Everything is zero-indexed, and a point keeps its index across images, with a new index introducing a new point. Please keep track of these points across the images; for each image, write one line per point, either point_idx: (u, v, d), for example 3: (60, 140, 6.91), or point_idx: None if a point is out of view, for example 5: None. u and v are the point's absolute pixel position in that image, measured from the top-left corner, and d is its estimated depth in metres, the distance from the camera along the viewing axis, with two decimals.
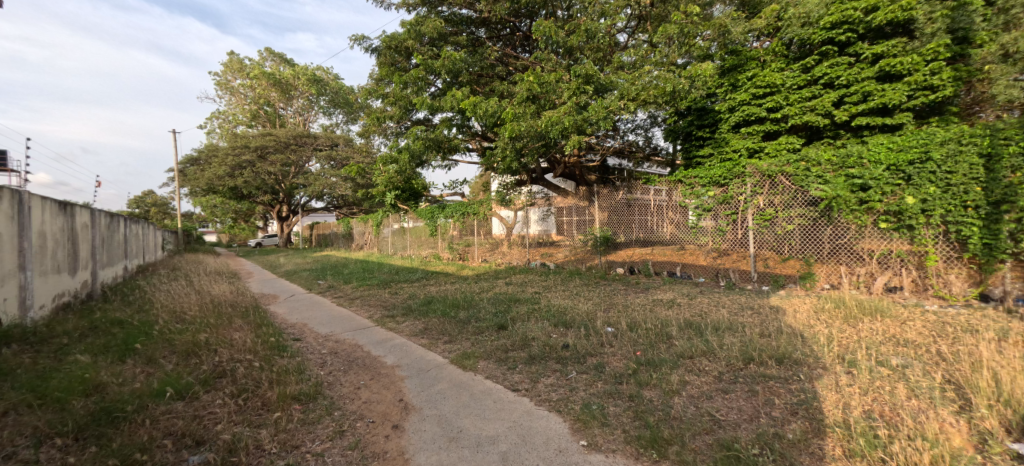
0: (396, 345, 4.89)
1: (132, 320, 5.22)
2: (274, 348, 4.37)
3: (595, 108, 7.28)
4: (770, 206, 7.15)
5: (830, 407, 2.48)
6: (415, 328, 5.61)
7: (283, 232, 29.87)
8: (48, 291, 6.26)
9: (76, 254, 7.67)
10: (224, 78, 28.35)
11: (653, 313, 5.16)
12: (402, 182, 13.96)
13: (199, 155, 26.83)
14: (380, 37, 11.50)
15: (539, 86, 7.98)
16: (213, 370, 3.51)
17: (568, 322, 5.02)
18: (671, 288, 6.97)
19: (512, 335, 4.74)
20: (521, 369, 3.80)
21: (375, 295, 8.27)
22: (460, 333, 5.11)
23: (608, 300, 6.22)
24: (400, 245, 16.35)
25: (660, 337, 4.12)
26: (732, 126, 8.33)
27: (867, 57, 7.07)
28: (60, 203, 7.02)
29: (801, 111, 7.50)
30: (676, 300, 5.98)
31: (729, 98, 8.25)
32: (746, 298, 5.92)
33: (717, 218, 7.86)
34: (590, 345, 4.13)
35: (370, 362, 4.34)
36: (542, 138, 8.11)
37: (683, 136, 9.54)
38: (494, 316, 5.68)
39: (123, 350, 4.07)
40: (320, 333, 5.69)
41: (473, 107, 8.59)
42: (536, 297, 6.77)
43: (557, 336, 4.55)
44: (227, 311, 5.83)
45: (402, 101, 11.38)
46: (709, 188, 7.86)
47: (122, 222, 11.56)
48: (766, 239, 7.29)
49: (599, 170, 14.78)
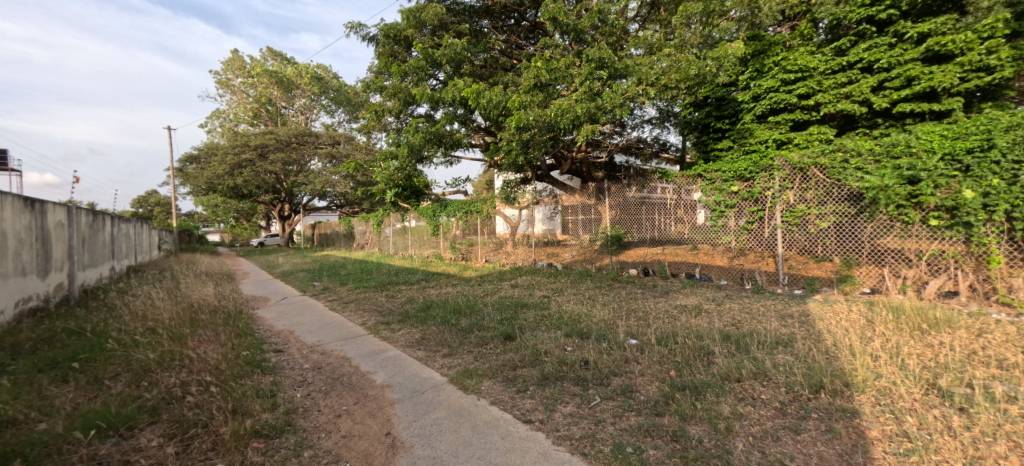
0: (388, 358, 4.30)
1: (93, 330, 4.65)
2: (245, 366, 3.80)
3: (611, 95, 6.65)
4: (802, 202, 6.49)
5: (955, 464, 1.87)
6: (412, 338, 5.00)
7: (284, 232, 29.41)
8: (6, 296, 5.75)
9: (46, 256, 7.15)
10: (225, 76, 27.89)
11: (681, 323, 4.54)
12: (403, 180, 13.39)
13: (198, 153, 26.38)
14: (378, 26, 10.91)
15: (548, 73, 7.34)
16: (162, 400, 2.94)
17: (584, 333, 4.41)
18: (693, 292, 6.34)
19: (520, 348, 4.13)
20: (532, 392, 3.19)
21: (370, 299, 7.68)
22: (461, 345, 4.51)
23: (626, 306, 5.62)
24: (401, 245, 15.82)
25: (696, 352, 3.50)
26: (757, 115, 7.65)
27: (910, 36, 6.50)
28: (24, 200, 6.49)
29: (835, 99, 6.86)
30: (702, 307, 5.34)
31: (754, 85, 7.59)
32: (780, 304, 5.29)
33: (740, 216, 7.18)
34: (613, 362, 3.52)
35: (357, 380, 3.75)
36: (551, 130, 7.49)
37: (700, 129, 8.90)
38: (499, 324, 5.07)
39: (67, 370, 3.51)
40: (306, 343, 5.10)
41: (476, 97, 8.01)
42: (545, 302, 6.15)
43: (573, 350, 3.94)
44: (203, 319, 5.26)
45: (401, 93, 10.79)
46: (732, 183, 7.14)
47: (108, 222, 11.12)
48: (796, 239, 6.66)
49: (606, 168, 14.25)
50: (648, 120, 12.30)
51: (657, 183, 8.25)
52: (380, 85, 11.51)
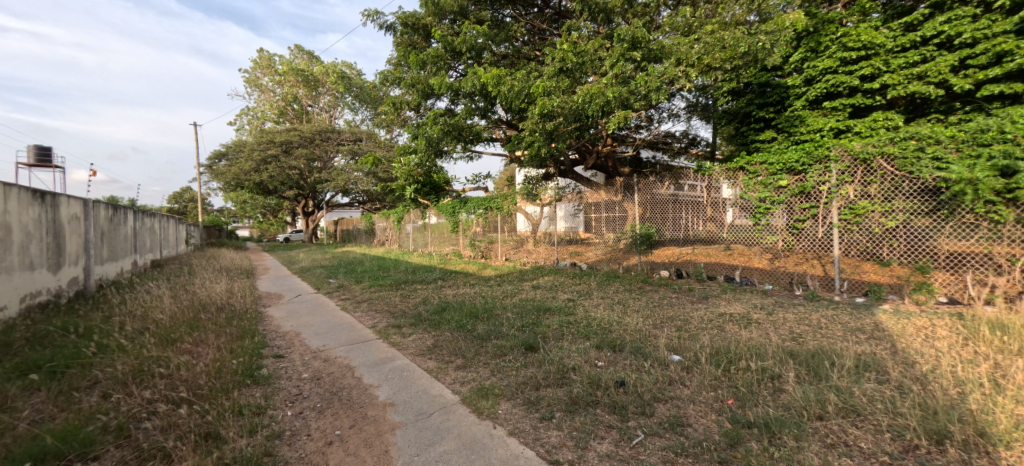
0: (395, 369, 3.81)
1: (86, 331, 4.37)
2: (234, 376, 3.39)
3: (645, 78, 5.98)
4: (864, 198, 5.71)
5: None
6: (423, 345, 4.52)
7: (307, 228, 29.63)
8: (10, 290, 5.58)
9: (59, 249, 7.03)
10: (252, 74, 28.18)
11: (730, 336, 3.93)
12: (422, 176, 13.00)
13: (225, 149, 26.78)
14: (397, 14, 10.50)
15: (576, 56, 6.72)
16: (128, 422, 2.55)
17: (617, 345, 3.84)
18: (736, 297, 5.66)
19: (543, 362, 3.59)
20: (559, 421, 2.67)
21: (384, 299, 7.26)
22: (477, 355, 4.00)
23: (663, 313, 5.01)
24: (421, 242, 15.49)
25: (758, 374, 2.89)
26: (810, 101, 6.92)
27: (1001, 6, 5.66)
28: (34, 191, 6.34)
29: (905, 80, 6.07)
30: (751, 317, 4.66)
31: (807, 67, 6.85)
32: (844, 315, 4.58)
33: (789, 213, 6.44)
34: (656, 384, 2.95)
35: (357, 395, 3.29)
36: (578, 119, 6.92)
37: (739, 118, 8.17)
38: (519, 331, 4.54)
39: (42, 377, 3.19)
40: (310, 347, 4.70)
41: (497, 82, 7.48)
42: (570, 306, 5.59)
43: (606, 366, 3.39)
44: (202, 320, 4.91)
45: (420, 85, 10.34)
46: (781, 176, 6.40)
47: (131, 216, 11.14)
48: (855, 240, 5.91)
49: (631, 164, 13.60)
50: (678, 113, 11.57)
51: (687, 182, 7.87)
52: (399, 76, 11.11)
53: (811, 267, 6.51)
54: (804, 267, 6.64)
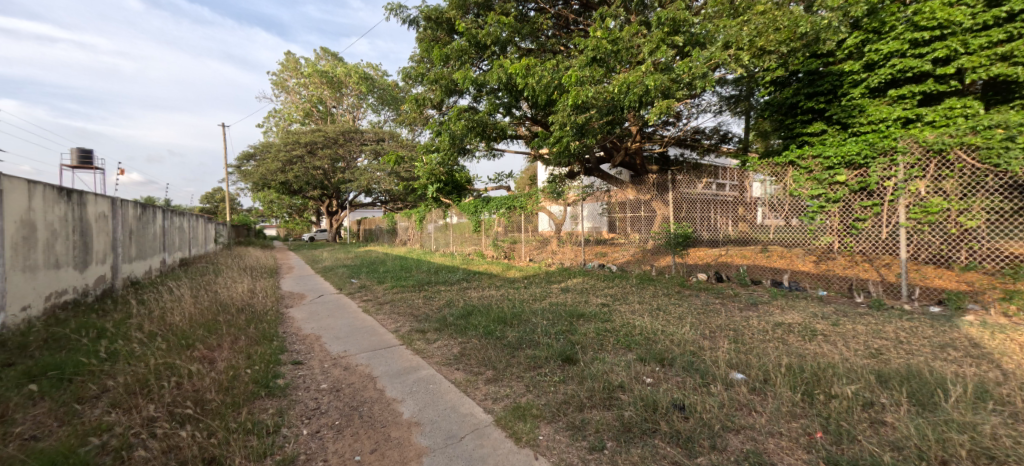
0: (420, 381, 3.48)
1: (101, 335, 4.20)
2: (247, 387, 3.12)
3: (690, 63, 5.54)
4: (938, 195, 5.07)
5: None
6: (449, 353, 4.19)
7: (331, 227, 29.88)
8: (35, 290, 5.52)
9: (86, 247, 7.02)
10: (278, 76, 28.59)
11: (795, 350, 3.44)
12: (444, 175, 12.71)
13: (252, 150, 27.26)
14: (421, 9, 10.24)
15: (610, 44, 6.28)
16: (128, 443, 2.29)
17: (665, 358, 3.41)
18: (791, 304, 5.12)
19: (584, 378, 3.19)
20: (611, 453, 2.28)
21: (406, 301, 6.97)
22: (509, 366, 3.64)
23: (711, 322, 4.53)
24: (443, 242, 15.25)
25: (847, 401, 2.44)
26: (871, 89, 6.35)
27: None
28: (60, 189, 6.30)
29: (987, 62, 5.50)
30: (814, 327, 4.13)
31: (868, 50, 6.28)
32: (925, 327, 3.99)
33: (847, 212, 5.82)
34: (722, 409, 2.52)
35: (380, 412, 2.96)
36: (612, 111, 6.49)
37: (784, 109, 7.57)
38: (554, 339, 4.15)
39: (47, 387, 2.99)
40: (330, 353, 4.43)
41: (525, 74, 7.12)
42: (605, 312, 5.15)
43: (657, 385, 2.98)
44: (219, 323, 4.71)
45: (443, 80, 10.03)
46: (838, 171, 5.79)
47: (160, 215, 11.23)
48: (926, 241, 5.31)
49: (658, 161, 13.05)
50: (708, 109, 11.01)
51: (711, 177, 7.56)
52: (422, 73, 10.85)
53: (864, 270, 6.10)
54: (854, 271, 6.22)
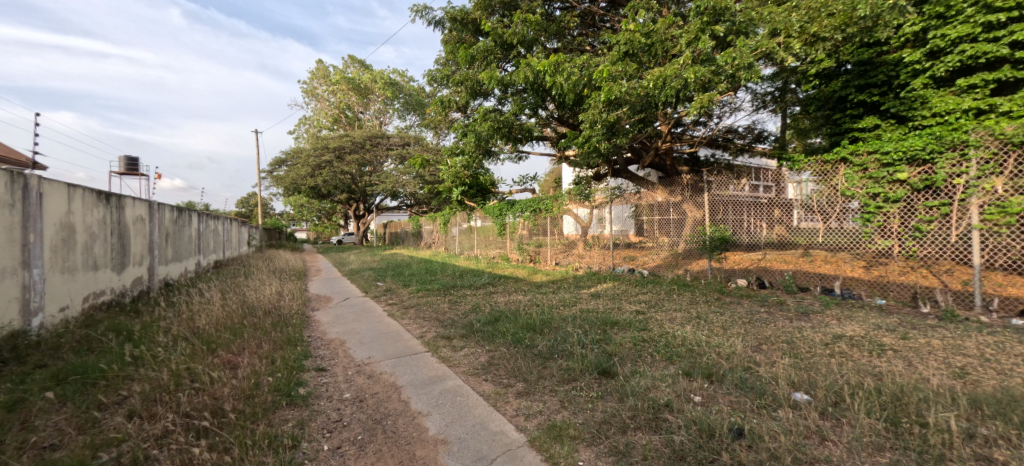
0: (446, 393, 3.27)
1: (129, 338, 4.19)
2: (269, 397, 2.99)
3: (733, 53, 5.23)
4: (1019, 193, 4.56)
5: None
6: (477, 362, 3.97)
7: (358, 230, 30.32)
8: (74, 291, 5.63)
9: (124, 250, 7.19)
10: (308, 84, 29.30)
11: (863, 367, 3.06)
12: (469, 178, 12.58)
13: (284, 156, 28.01)
14: (447, 11, 10.17)
15: (644, 37, 5.98)
16: (142, 458, 2.18)
17: (714, 373, 3.09)
18: (848, 314, 4.66)
19: (625, 394, 2.91)
20: None
21: (431, 305, 6.81)
22: (541, 378, 3.39)
23: (759, 332, 4.16)
24: (467, 246, 15.14)
25: (944, 433, 2.09)
26: (935, 78, 5.89)
27: None
28: (98, 192, 6.45)
29: None
30: (880, 341, 3.71)
31: (933, 36, 5.84)
32: (1013, 343, 3.52)
33: (910, 213, 5.30)
34: (790, 436, 2.21)
35: (405, 427, 2.77)
36: (647, 108, 6.18)
37: (832, 103, 7.05)
38: (587, 349, 3.88)
39: (71, 392, 2.94)
40: (354, 359, 4.28)
41: (554, 71, 6.90)
42: (641, 321, 4.82)
43: (708, 404, 2.68)
44: (245, 327, 4.65)
45: (469, 82, 9.91)
46: (900, 167, 5.29)
47: (196, 218, 11.51)
48: (1004, 245, 4.79)
49: (688, 163, 12.58)
50: (740, 107, 10.51)
51: (752, 181, 7.03)
52: (448, 75, 10.78)
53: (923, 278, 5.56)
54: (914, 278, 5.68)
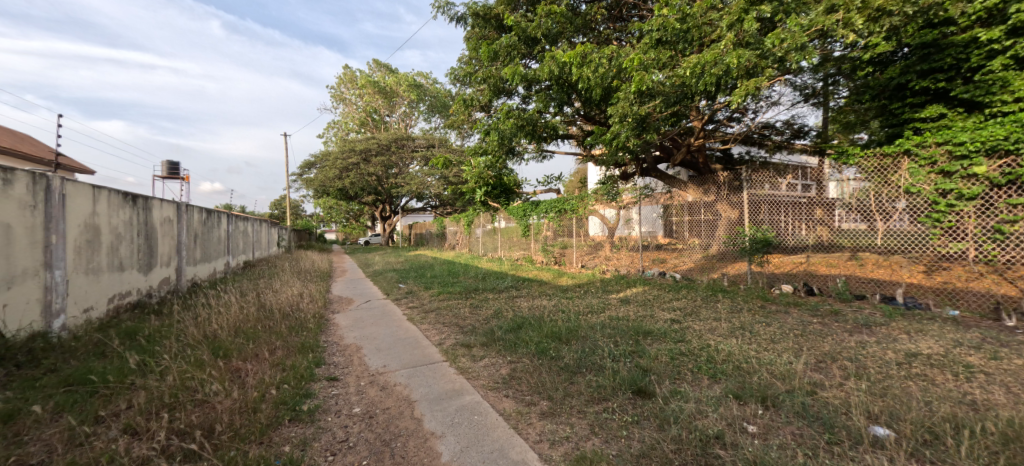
0: (462, 411, 2.95)
1: (142, 342, 4.07)
2: (271, 412, 2.76)
3: (782, 34, 4.81)
4: None
5: None
6: (497, 375, 3.64)
7: (384, 232, 30.57)
8: (99, 291, 5.63)
9: (151, 250, 7.23)
10: (335, 88, 29.82)
11: (951, 394, 2.58)
12: (493, 178, 12.31)
13: (313, 159, 28.56)
14: (470, 7, 9.94)
15: (679, 23, 5.55)
16: None
17: (770, 397, 2.66)
18: (918, 327, 4.10)
19: (665, 419, 2.54)
20: None
21: (452, 310, 6.52)
22: (569, 396, 3.03)
23: (816, 347, 3.67)
24: (491, 247, 14.87)
25: None
26: (1017, 57, 5.24)
27: None
28: (124, 193, 6.48)
29: None
30: (964, 360, 3.18)
31: (1013, 11, 5.20)
32: None
33: (989, 212, 4.66)
34: None
35: (414, 451, 2.46)
36: (681, 99, 5.74)
37: (890, 91, 6.40)
38: (619, 363, 3.49)
39: (70, 402, 2.79)
40: (367, 368, 4.03)
41: (580, 62, 6.52)
42: (677, 331, 4.39)
43: (766, 437, 2.27)
44: (258, 332, 4.48)
45: (491, 79, 9.66)
46: (978, 159, 4.66)
47: (225, 220, 11.66)
48: None
49: (721, 161, 11.98)
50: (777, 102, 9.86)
51: (794, 179, 6.50)
52: (471, 73, 10.54)
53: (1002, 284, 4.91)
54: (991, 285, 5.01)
